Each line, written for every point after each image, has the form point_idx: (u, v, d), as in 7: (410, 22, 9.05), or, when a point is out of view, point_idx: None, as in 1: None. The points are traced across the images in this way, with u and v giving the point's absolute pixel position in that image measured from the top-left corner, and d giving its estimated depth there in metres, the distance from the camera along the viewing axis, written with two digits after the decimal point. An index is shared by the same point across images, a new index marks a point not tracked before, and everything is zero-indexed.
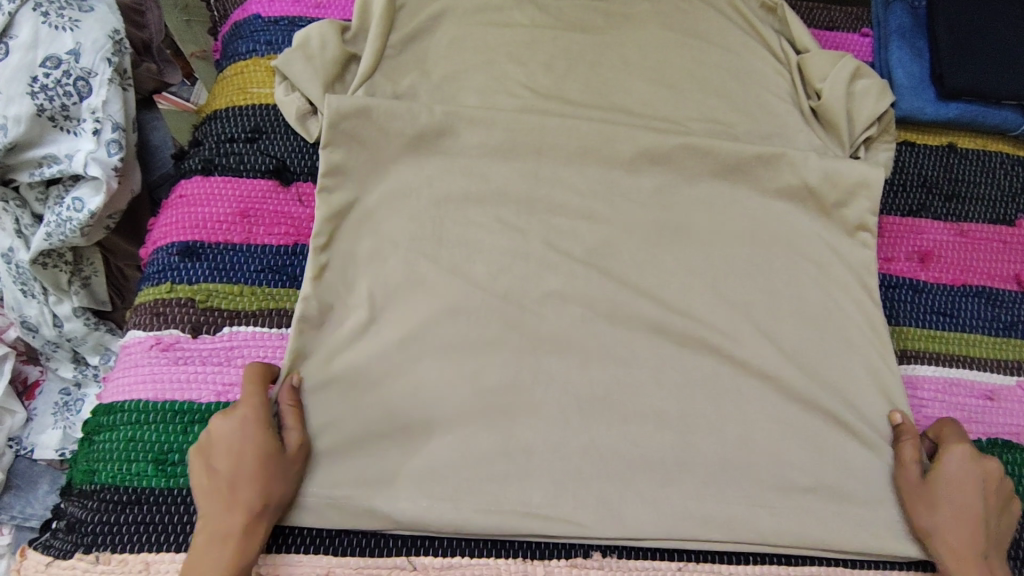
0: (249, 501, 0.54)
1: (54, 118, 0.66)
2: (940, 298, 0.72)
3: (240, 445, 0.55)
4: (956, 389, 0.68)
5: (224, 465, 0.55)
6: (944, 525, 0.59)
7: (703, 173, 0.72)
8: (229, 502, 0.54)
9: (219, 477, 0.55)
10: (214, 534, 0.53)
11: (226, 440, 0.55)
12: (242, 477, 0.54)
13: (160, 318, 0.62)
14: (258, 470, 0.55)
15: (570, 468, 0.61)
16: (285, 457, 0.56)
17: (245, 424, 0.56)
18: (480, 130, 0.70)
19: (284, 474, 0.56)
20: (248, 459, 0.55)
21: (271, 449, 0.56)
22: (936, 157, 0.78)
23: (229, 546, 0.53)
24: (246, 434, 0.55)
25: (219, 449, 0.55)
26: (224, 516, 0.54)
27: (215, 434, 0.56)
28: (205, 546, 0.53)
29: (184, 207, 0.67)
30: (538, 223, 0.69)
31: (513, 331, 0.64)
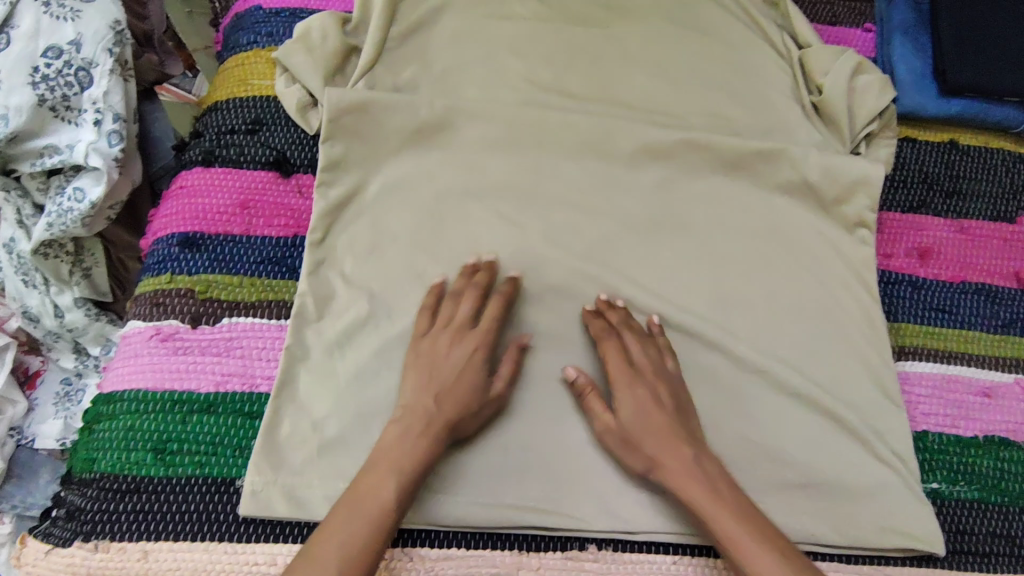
0: (440, 431, 0.56)
1: (55, 109, 0.66)
2: (939, 295, 0.72)
3: (462, 368, 0.59)
4: (954, 386, 0.68)
5: (439, 382, 0.58)
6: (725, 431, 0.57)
7: (703, 168, 0.72)
8: (418, 429, 0.56)
9: (423, 394, 0.58)
10: (383, 457, 0.55)
11: (446, 362, 0.59)
12: (445, 395, 0.58)
13: (160, 309, 0.62)
14: (478, 389, 0.59)
15: (567, 461, 0.61)
16: (487, 396, 0.60)
17: (471, 345, 0.60)
18: (481, 124, 0.70)
19: (483, 413, 0.59)
20: (470, 382, 0.59)
21: (482, 385, 0.59)
22: (937, 154, 0.78)
23: (410, 468, 0.54)
24: (471, 364, 0.60)
25: (432, 362, 0.60)
26: (401, 441, 0.55)
27: (438, 348, 0.60)
28: (383, 466, 0.54)
29: (185, 198, 0.67)
30: (537, 217, 0.68)
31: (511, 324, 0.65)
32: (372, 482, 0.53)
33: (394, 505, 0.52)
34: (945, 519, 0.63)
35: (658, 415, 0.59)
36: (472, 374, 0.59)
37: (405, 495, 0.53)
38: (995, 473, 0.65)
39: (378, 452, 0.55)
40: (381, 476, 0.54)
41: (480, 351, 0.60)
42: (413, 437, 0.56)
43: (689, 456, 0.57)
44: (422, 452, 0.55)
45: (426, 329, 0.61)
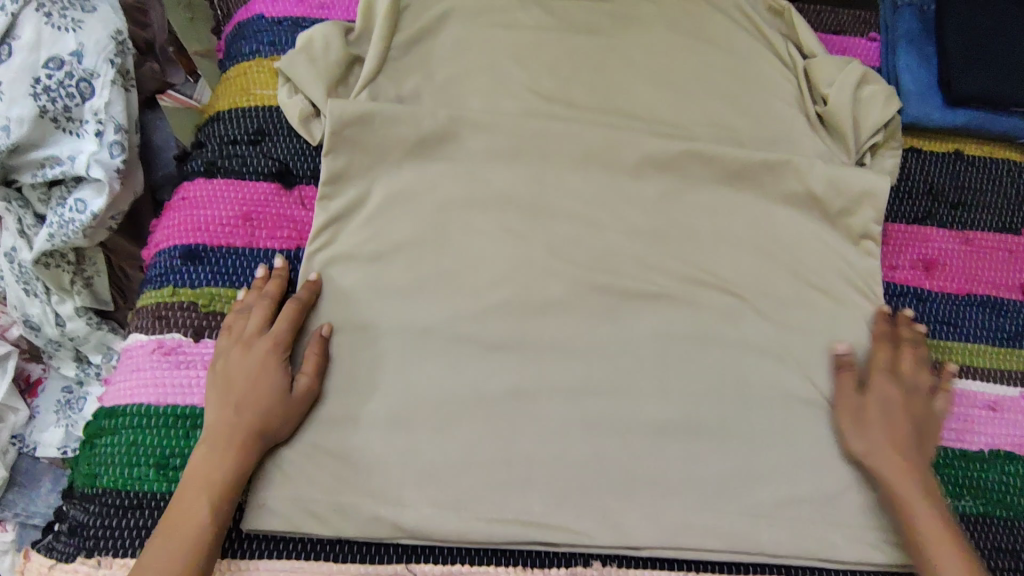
0: (243, 445, 0.56)
1: (57, 120, 0.66)
2: (944, 308, 0.72)
3: (254, 374, 0.58)
4: (959, 399, 0.68)
5: (231, 391, 0.58)
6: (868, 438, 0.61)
7: (708, 179, 0.72)
8: (233, 441, 0.56)
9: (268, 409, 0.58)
10: (199, 474, 0.55)
11: (242, 367, 0.58)
12: (244, 404, 0.57)
13: (162, 322, 0.62)
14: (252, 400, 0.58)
15: (571, 477, 0.61)
16: (290, 399, 0.59)
17: (250, 354, 0.59)
18: (485, 135, 0.70)
19: (287, 414, 0.58)
20: (258, 394, 0.58)
21: (280, 391, 0.58)
22: (942, 164, 0.78)
23: (207, 485, 0.55)
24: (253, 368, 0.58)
25: (235, 377, 0.58)
26: (216, 460, 0.56)
27: (229, 360, 0.59)
28: (194, 485, 0.55)
29: (186, 209, 0.66)
30: (542, 229, 0.68)
31: (515, 337, 0.64)
32: (191, 499, 0.55)
33: (211, 524, 0.54)
34: None
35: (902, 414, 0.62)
36: (268, 374, 0.58)
37: (223, 513, 0.55)
38: (1000, 488, 0.65)
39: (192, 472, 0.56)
40: (194, 492, 0.55)
41: (250, 355, 0.59)
42: (235, 445, 0.56)
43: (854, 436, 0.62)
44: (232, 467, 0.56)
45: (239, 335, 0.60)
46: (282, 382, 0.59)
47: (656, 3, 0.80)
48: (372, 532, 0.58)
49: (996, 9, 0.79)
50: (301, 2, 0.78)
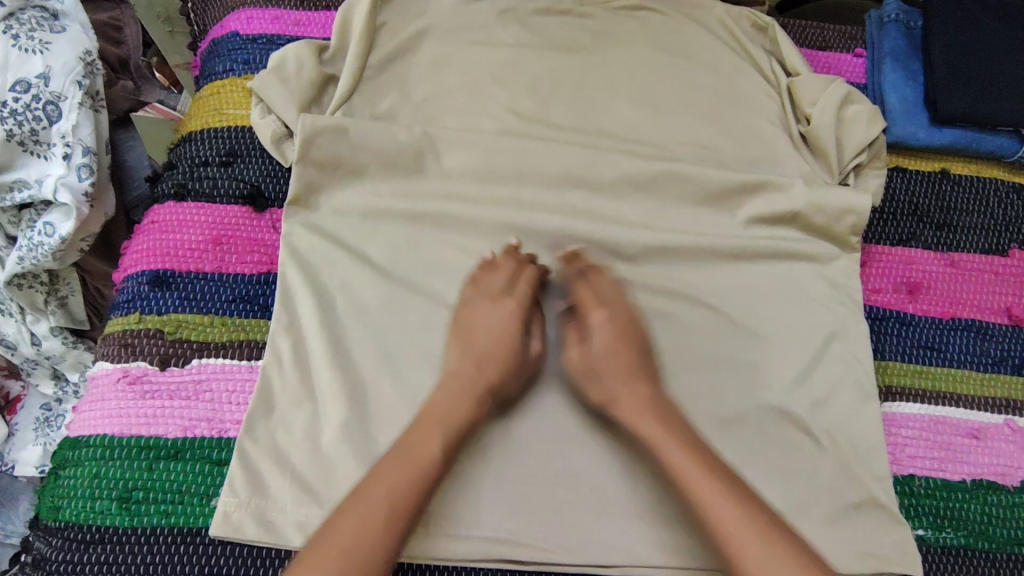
0: (483, 390, 0.58)
1: (24, 143, 0.65)
2: (928, 332, 0.71)
3: (511, 332, 0.62)
4: (941, 428, 0.67)
5: (480, 343, 0.61)
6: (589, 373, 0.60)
7: (687, 200, 0.70)
8: (471, 384, 0.58)
9: (464, 359, 0.60)
10: (438, 406, 0.57)
11: (496, 321, 0.61)
12: (500, 355, 0.60)
13: (127, 350, 0.61)
14: (474, 363, 0.59)
15: (542, 501, 0.59)
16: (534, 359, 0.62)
17: (515, 316, 0.62)
18: (460, 154, 0.68)
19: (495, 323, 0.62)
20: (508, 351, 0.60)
21: (520, 347, 0.61)
22: (927, 185, 0.77)
23: (441, 417, 0.56)
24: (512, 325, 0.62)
25: (472, 330, 0.61)
26: (458, 403, 0.57)
27: (473, 319, 0.62)
28: (429, 422, 0.56)
29: (155, 233, 0.65)
30: (516, 249, 0.67)
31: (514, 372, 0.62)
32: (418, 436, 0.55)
33: (449, 443, 0.55)
34: (929, 568, 0.62)
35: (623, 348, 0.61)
36: (517, 335, 0.62)
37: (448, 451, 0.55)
38: (982, 519, 0.64)
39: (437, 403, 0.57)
40: (423, 428, 0.55)
41: (514, 329, 0.62)
42: (469, 395, 0.58)
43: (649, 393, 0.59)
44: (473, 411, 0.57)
45: (472, 300, 0.63)
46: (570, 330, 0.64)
47: (639, 21, 0.79)
48: None
49: (981, 29, 0.78)
50: (277, 19, 0.77)
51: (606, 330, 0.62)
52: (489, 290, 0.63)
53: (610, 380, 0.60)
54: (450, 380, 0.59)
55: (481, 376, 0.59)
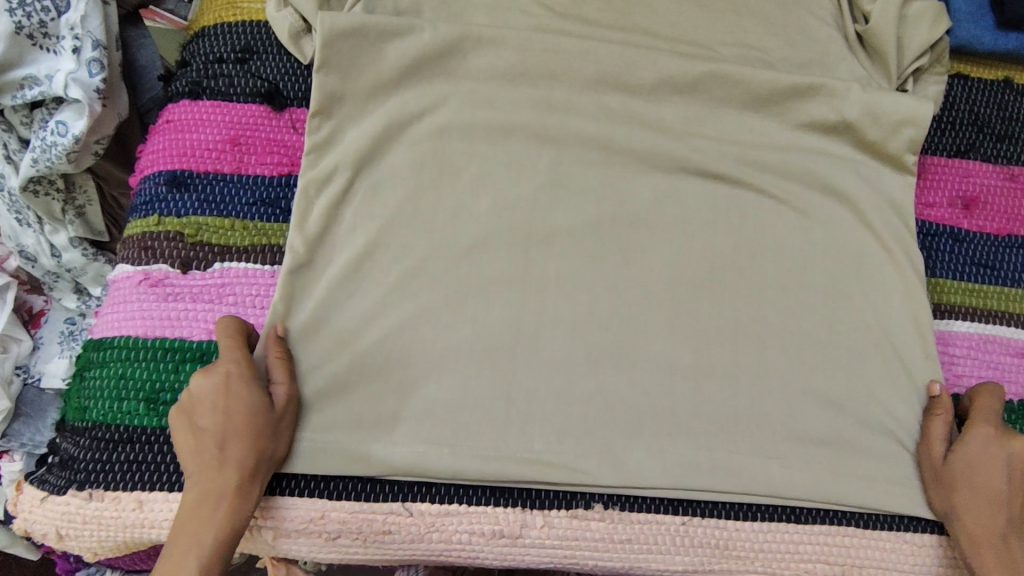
0: (237, 483, 0.51)
1: (32, 36, 0.63)
2: (982, 249, 0.67)
3: (224, 404, 0.52)
4: (991, 346, 0.64)
5: (204, 433, 0.52)
6: (191, 465, 0.52)
7: (731, 104, 0.66)
8: (221, 472, 0.51)
9: (203, 458, 0.51)
10: (198, 502, 0.51)
11: (207, 396, 0.52)
12: (228, 436, 0.52)
13: (148, 252, 0.59)
14: (203, 455, 0.51)
15: (572, 415, 0.58)
16: (274, 410, 0.53)
17: (228, 383, 0.52)
18: (489, 54, 0.63)
19: (252, 402, 0.52)
20: (242, 435, 0.52)
21: (259, 407, 0.53)
22: (991, 92, 0.71)
23: (203, 516, 0.50)
24: (228, 395, 0.52)
25: (199, 408, 0.52)
26: (206, 507, 0.50)
27: (195, 397, 0.53)
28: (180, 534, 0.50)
29: (171, 132, 0.62)
30: (550, 157, 0.63)
31: (294, 398, 0.55)
32: (182, 548, 0.50)
33: (217, 542, 0.50)
34: None
35: (1000, 466, 0.56)
36: (244, 402, 0.52)
37: (229, 540, 0.51)
38: None
39: (184, 526, 0.50)
40: (179, 540, 0.50)
41: (225, 406, 0.52)
42: (232, 485, 0.51)
43: (251, 491, 0.52)
44: (227, 507, 0.51)
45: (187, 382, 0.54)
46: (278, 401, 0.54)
47: None
48: (369, 459, 0.55)
49: None
50: None
51: (987, 447, 0.56)
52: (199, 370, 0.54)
53: (543, 388, 0.58)
54: (197, 477, 0.51)
55: (217, 466, 0.51)
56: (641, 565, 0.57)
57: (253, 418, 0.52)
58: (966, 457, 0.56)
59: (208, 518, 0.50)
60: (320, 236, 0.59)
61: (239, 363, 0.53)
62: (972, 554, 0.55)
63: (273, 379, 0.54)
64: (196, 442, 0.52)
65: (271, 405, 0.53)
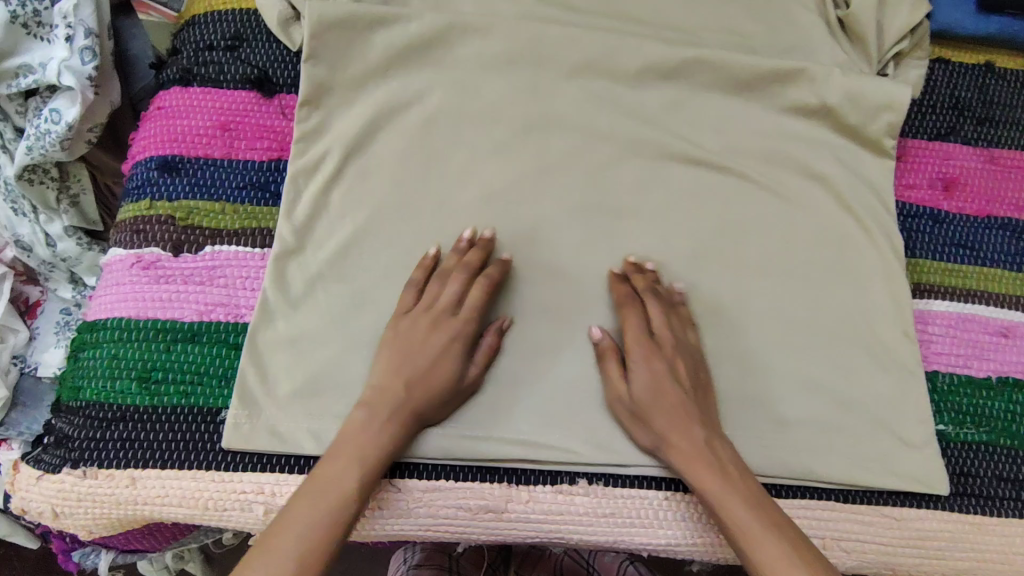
0: (403, 423, 0.53)
1: (26, 25, 0.64)
2: (962, 230, 0.68)
3: (445, 345, 0.55)
4: (971, 325, 0.65)
5: (399, 369, 0.55)
6: (377, 392, 0.54)
7: (715, 89, 0.67)
8: (383, 417, 0.53)
9: (393, 380, 0.54)
10: (343, 442, 0.52)
11: (422, 346, 0.55)
12: (422, 376, 0.55)
13: (140, 236, 0.60)
14: (390, 390, 0.54)
15: (556, 394, 0.59)
16: (461, 380, 0.56)
17: (437, 325, 0.56)
18: (475, 41, 0.64)
19: (461, 350, 0.56)
20: (433, 385, 0.55)
21: (456, 375, 0.55)
22: (972, 76, 0.72)
23: (355, 445, 0.52)
24: (437, 332, 0.56)
25: (417, 342, 0.55)
26: (370, 430, 0.52)
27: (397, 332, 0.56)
28: (326, 475, 0.50)
29: (162, 119, 0.63)
30: (535, 142, 0.64)
31: (478, 380, 0.57)
32: (337, 466, 0.51)
33: (378, 465, 0.52)
34: (949, 461, 0.61)
35: (671, 385, 0.55)
36: (448, 361, 0.55)
37: (370, 482, 0.51)
38: (1007, 416, 0.63)
39: (346, 444, 0.52)
40: (339, 461, 0.51)
41: (452, 345, 0.56)
42: (397, 423, 0.53)
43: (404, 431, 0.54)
44: (385, 440, 0.52)
45: (409, 309, 0.57)
46: (471, 373, 0.57)
47: None
48: None
49: None
50: None
51: (644, 371, 0.56)
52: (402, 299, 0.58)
53: (529, 368, 0.59)
54: (374, 407, 0.53)
55: (394, 403, 0.53)
56: (625, 540, 0.58)
57: (451, 363, 0.55)
58: (637, 386, 0.56)
59: (365, 442, 0.52)
60: (308, 220, 0.60)
61: (474, 309, 0.57)
62: (689, 474, 0.53)
63: (474, 360, 0.57)
64: (394, 371, 0.55)
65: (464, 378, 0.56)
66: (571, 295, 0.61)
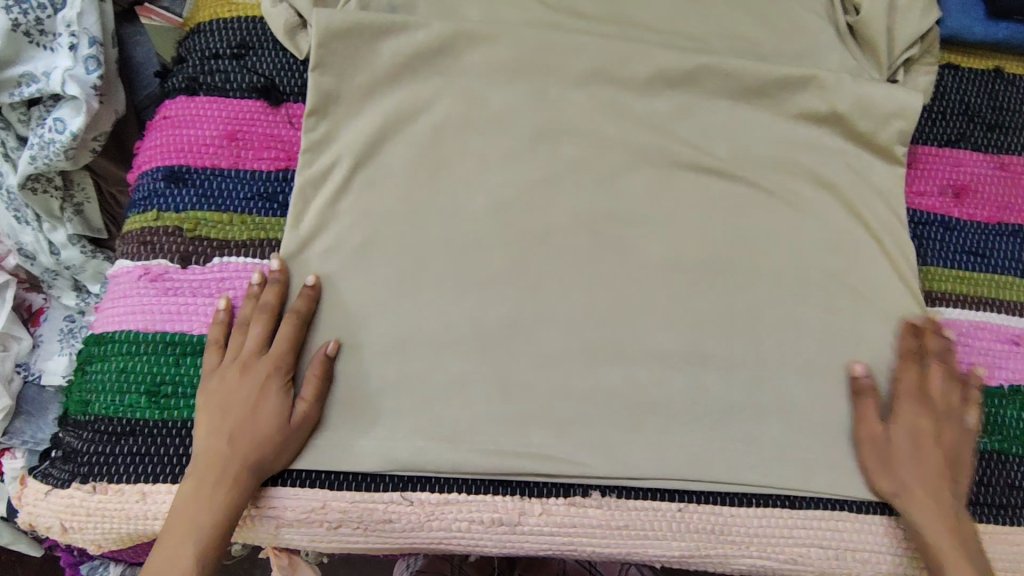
0: (235, 479, 0.53)
1: (30, 33, 0.63)
2: (973, 237, 0.68)
3: (241, 391, 0.54)
4: (982, 333, 0.65)
5: (224, 420, 0.54)
6: (199, 451, 0.53)
7: (725, 96, 0.66)
8: (225, 476, 0.52)
9: (214, 439, 0.53)
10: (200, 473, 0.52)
11: (236, 397, 0.54)
12: (239, 429, 0.53)
13: (148, 247, 0.60)
14: (214, 447, 0.53)
15: (567, 406, 0.58)
16: (289, 424, 0.54)
17: (244, 371, 0.55)
18: (483, 49, 0.64)
19: (274, 390, 0.55)
20: (256, 430, 0.53)
21: (278, 421, 0.54)
22: (981, 82, 0.71)
23: (193, 511, 0.51)
24: (243, 384, 0.54)
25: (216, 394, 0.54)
26: (199, 497, 0.52)
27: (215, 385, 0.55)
28: (176, 531, 0.51)
29: (168, 128, 0.63)
30: (545, 151, 0.63)
31: (312, 416, 0.56)
32: (175, 536, 0.51)
33: (214, 530, 0.51)
34: None
35: (932, 436, 0.57)
36: (270, 402, 0.54)
37: (218, 540, 0.52)
38: (1019, 424, 0.63)
39: (178, 512, 0.52)
40: (175, 531, 0.51)
41: (248, 396, 0.54)
42: (229, 481, 0.52)
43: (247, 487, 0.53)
44: (219, 502, 0.52)
45: (213, 368, 0.55)
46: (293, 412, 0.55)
47: None
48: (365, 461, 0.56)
49: None
50: None
51: (911, 417, 0.57)
52: (208, 362, 0.56)
53: (541, 380, 0.59)
54: (201, 466, 0.53)
55: (223, 462, 0.53)
56: (638, 551, 0.58)
57: (256, 409, 0.54)
58: (903, 434, 0.57)
59: (200, 509, 0.51)
60: (317, 232, 0.60)
61: (257, 350, 0.55)
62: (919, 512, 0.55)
63: (299, 393, 0.55)
64: (212, 428, 0.54)
65: (291, 419, 0.54)
66: (582, 306, 0.60)
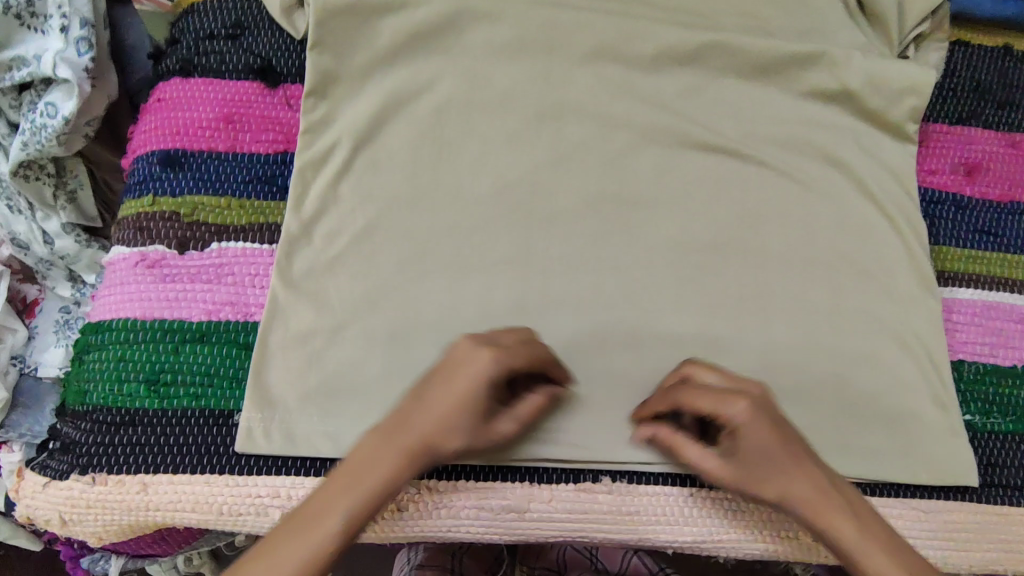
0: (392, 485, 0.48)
1: (20, 16, 0.62)
2: (985, 216, 0.67)
3: (466, 399, 0.49)
4: (994, 313, 0.64)
5: (404, 426, 0.49)
6: (367, 450, 0.49)
7: (733, 74, 0.65)
8: (362, 481, 0.48)
9: (382, 437, 0.49)
10: (355, 467, 0.48)
11: (448, 402, 0.49)
12: (453, 432, 0.49)
13: (144, 233, 0.58)
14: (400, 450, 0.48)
15: (576, 391, 0.57)
16: (487, 436, 0.50)
17: (459, 383, 0.49)
18: (486, 27, 0.62)
19: (450, 401, 0.49)
20: (447, 439, 0.49)
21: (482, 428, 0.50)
22: (991, 59, 0.70)
23: (331, 511, 0.47)
24: (467, 394, 0.49)
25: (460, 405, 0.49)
26: (344, 496, 0.47)
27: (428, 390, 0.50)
28: (303, 529, 0.46)
29: (163, 111, 0.61)
30: (549, 131, 0.62)
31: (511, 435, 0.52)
32: (297, 537, 0.46)
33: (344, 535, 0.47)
34: (976, 451, 0.60)
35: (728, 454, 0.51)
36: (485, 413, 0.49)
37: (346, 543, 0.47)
38: None
39: (312, 508, 0.47)
40: (297, 529, 0.47)
41: (457, 404, 0.49)
42: (378, 487, 0.48)
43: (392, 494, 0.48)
44: (365, 500, 0.47)
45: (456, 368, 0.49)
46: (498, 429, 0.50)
47: None
48: None
49: None
50: None
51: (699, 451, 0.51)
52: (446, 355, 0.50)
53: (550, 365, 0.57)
54: (356, 465, 0.48)
55: (381, 464, 0.48)
56: (650, 537, 0.57)
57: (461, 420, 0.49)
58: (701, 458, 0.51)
59: (347, 512, 0.47)
60: (318, 216, 0.58)
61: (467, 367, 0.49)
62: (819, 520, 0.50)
63: (509, 411, 0.51)
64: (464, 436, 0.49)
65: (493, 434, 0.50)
66: (590, 289, 0.59)
